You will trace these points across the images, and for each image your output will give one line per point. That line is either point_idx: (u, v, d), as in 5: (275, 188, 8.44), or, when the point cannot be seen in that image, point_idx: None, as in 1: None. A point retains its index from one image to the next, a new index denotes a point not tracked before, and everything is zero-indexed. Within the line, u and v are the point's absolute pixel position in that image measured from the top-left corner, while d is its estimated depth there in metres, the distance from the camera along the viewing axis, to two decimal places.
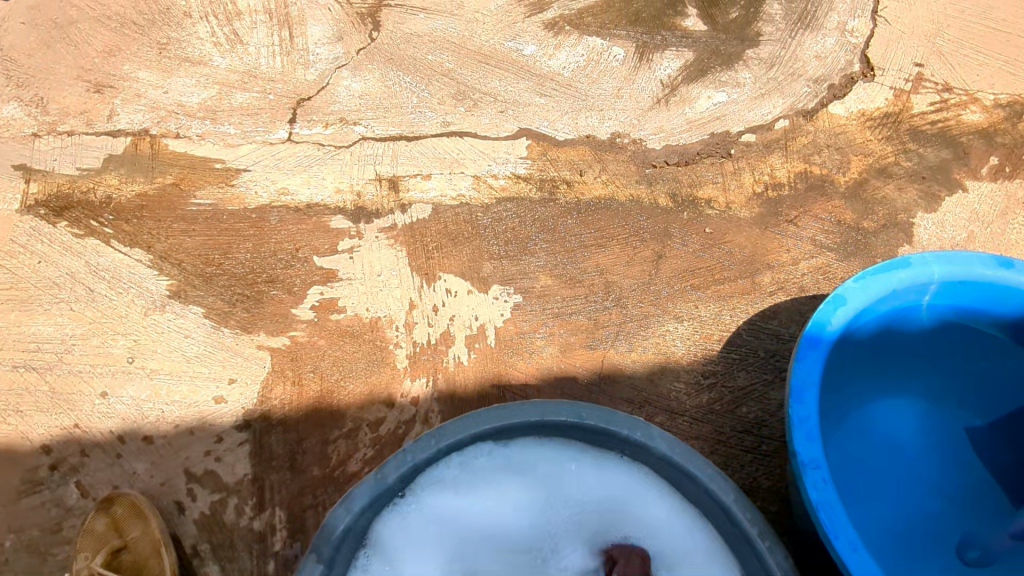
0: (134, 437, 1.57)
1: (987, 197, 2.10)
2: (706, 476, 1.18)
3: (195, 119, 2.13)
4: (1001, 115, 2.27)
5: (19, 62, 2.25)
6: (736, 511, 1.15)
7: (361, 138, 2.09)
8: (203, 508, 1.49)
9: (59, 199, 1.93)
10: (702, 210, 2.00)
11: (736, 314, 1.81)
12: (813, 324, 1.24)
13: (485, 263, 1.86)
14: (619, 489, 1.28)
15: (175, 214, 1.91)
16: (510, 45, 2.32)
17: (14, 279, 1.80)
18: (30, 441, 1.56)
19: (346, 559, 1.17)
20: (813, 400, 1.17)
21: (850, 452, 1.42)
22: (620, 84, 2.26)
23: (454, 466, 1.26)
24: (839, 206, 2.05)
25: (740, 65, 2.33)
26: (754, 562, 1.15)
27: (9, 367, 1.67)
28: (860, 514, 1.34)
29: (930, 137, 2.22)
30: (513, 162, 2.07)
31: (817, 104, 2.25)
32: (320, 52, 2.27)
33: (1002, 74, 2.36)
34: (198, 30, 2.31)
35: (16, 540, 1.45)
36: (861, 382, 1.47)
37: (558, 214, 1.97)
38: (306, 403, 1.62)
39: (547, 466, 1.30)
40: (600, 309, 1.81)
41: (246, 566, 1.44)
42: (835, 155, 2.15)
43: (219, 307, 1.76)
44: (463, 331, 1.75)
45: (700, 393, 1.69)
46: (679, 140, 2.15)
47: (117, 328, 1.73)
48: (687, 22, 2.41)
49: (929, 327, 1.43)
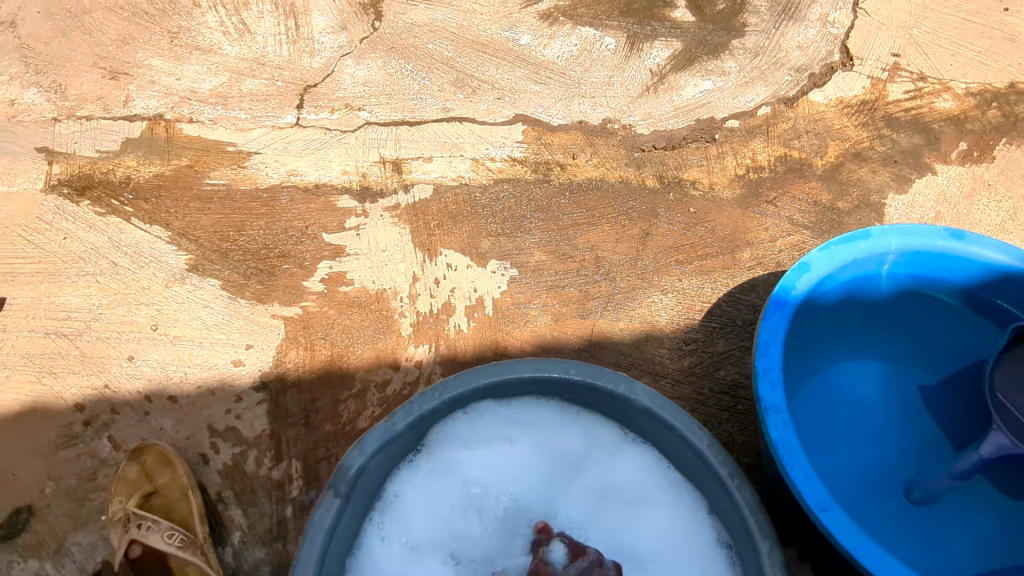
0: (160, 396, 1.68)
1: (955, 179, 2.24)
2: (683, 424, 1.32)
3: (207, 105, 2.24)
4: (971, 103, 2.42)
5: (36, 49, 2.38)
6: (709, 455, 1.28)
7: (365, 123, 2.21)
8: (226, 459, 1.60)
9: (81, 180, 2.05)
10: (687, 191, 2.14)
11: (717, 287, 1.94)
12: (780, 288, 1.36)
13: (483, 240, 1.99)
14: (608, 452, 1.45)
15: (191, 193, 2.04)
16: (507, 35, 2.44)
17: (41, 253, 1.92)
18: (64, 400, 1.66)
19: (359, 496, 1.30)
20: (776, 354, 1.30)
21: (817, 410, 1.54)
22: (611, 72, 2.38)
23: (459, 423, 1.43)
24: (816, 187, 2.19)
25: (725, 55, 2.45)
26: (724, 498, 1.29)
27: (41, 334, 1.77)
28: (824, 464, 1.47)
29: (904, 123, 2.36)
30: (509, 146, 2.19)
31: (798, 92, 2.39)
32: (325, 41, 2.39)
33: (974, 64, 2.53)
34: (207, 19, 2.44)
35: (56, 487, 1.53)
36: (826, 346, 1.59)
37: (552, 195, 2.10)
38: (318, 366, 1.74)
39: (541, 426, 1.46)
40: (590, 282, 1.94)
41: (266, 510, 1.54)
42: (813, 140, 2.28)
43: (235, 280, 1.88)
44: (462, 301, 1.88)
45: (682, 358, 1.81)
46: (666, 125, 2.27)
47: (141, 299, 1.85)
48: (676, 13, 2.54)
49: (888, 295, 1.57)
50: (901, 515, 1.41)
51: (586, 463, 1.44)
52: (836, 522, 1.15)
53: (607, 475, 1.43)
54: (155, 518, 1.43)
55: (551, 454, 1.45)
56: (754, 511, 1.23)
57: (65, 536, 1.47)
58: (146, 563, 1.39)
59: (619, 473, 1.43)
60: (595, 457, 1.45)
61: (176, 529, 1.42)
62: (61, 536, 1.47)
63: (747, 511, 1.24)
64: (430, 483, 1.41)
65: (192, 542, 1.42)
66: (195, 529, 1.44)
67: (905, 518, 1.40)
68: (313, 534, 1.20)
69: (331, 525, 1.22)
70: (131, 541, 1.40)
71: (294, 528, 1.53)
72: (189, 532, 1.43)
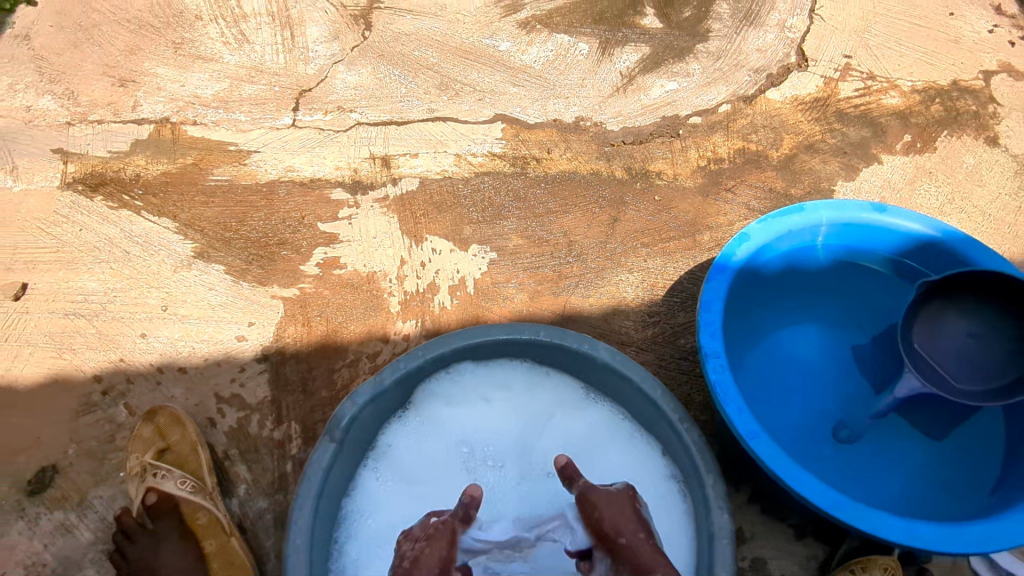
0: (171, 368, 1.84)
1: (899, 168, 2.44)
2: (639, 377, 1.49)
3: (210, 109, 2.43)
4: (917, 99, 2.63)
5: (50, 60, 2.56)
6: (661, 403, 1.46)
7: (356, 123, 2.40)
8: (231, 422, 1.76)
9: (94, 178, 2.23)
10: (653, 181, 2.32)
11: (679, 266, 2.13)
12: (722, 255, 1.54)
13: (465, 227, 2.17)
14: (576, 409, 1.62)
15: (196, 189, 2.21)
16: (487, 42, 2.65)
17: (59, 244, 2.09)
18: (83, 372, 1.82)
19: (352, 444, 1.46)
20: (718, 311, 1.48)
21: (764, 368, 1.71)
22: (584, 75, 2.58)
23: (442, 382, 1.60)
24: (771, 176, 2.38)
25: (690, 58, 2.66)
26: (676, 442, 1.46)
27: (61, 315, 1.94)
28: (770, 415, 1.64)
29: (853, 118, 2.56)
30: (490, 142, 2.38)
31: (757, 91, 2.59)
32: (319, 50, 2.59)
33: (920, 64, 2.74)
34: (208, 31, 2.64)
35: (77, 448, 1.68)
36: (771, 312, 1.77)
37: (529, 186, 2.28)
38: (315, 340, 1.91)
39: (515, 385, 1.63)
40: (563, 264, 2.12)
41: (269, 466, 1.70)
42: (769, 134, 2.48)
43: (238, 265, 2.05)
44: (446, 281, 2.05)
45: (646, 329, 1.99)
46: (634, 122, 2.47)
47: (151, 282, 2.02)
48: (645, 21, 2.76)
49: (824, 265, 1.75)
50: (836, 457, 1.58)
51: (557, 418, 1.61)
52: (766, 449, 1.31)
53: (575, 428, 1.60)
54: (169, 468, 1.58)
55: (526, 411, 1.62)
56: (700, 450, 1.40)
57: (87, 490, 1.62)
58: (161, 506, 1.53)
59: (586, 425, 1.60)
60: (565, 414, 1.62)
61: (188, 477, 1.57)
62: (85, 489, 1.62)
63: (694, 450, 1.41)
64: (416, 435, 1.57)
65: (203, 490, 1.57)
66: (203, 479, 1.59)
67: (839, 460, 1.57)
68: (311, 473, 1.36)
69: (327, 466, 1.38)
70: (148, 488, 1.55)
71: (293, 482, 1.69)
72: (199, 480, 1.58)
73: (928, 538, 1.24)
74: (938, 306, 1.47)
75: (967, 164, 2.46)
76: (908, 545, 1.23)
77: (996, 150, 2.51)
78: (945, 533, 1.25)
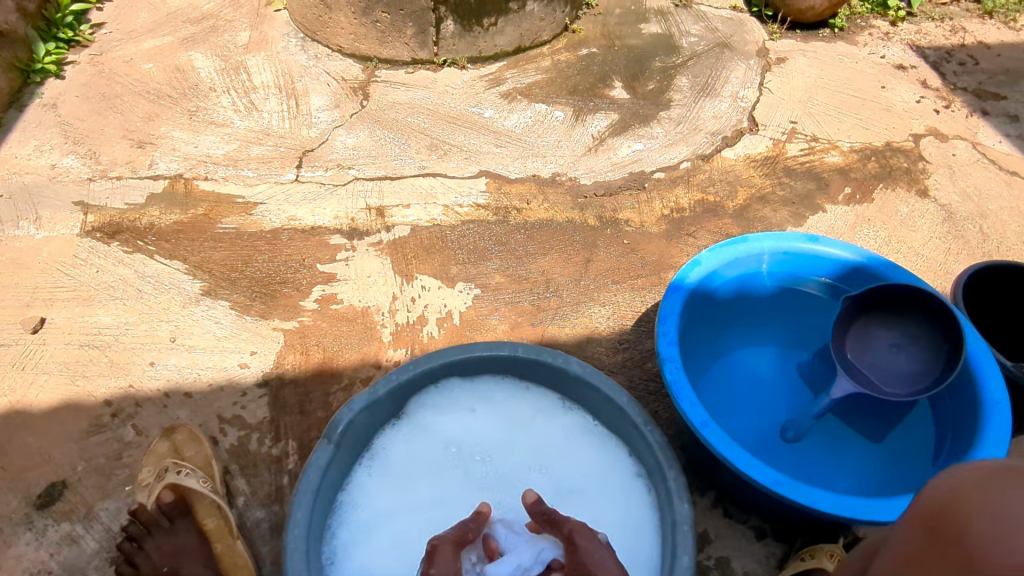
0: (177, 393, 1.99)
1: (841, 216, 2.72)
2: (607, 386, 1.66)
3: (220, 167, 2.68)
4: (855, 157, 2.96)
5: (75, 125, 2.82)
6: (627, 407, 1.62)
7: (354, 178, 2.66)
8: (233, 440, 1.89)
9: (111, 226, 2.44)
10: (622, 228, 2.57)
11: (646, 300, 2.34)
12: (676, 277, 1.75)
13: (452, 267, 2.38)
14: (553, 416, 1.79)
15: (205, 235, 2.42)
16: (473, 110, 2.99)
17: (76, 283, 2.26)
18: (94, 398, 1.96)
19: (347, 447, 1.61)
20: (674, 322, 1.67)
21: (720, 382, 1.93)
22: (560, 137, 2.90)
23: (431, 394, 1.78)
24: (727, 223, 2.65)
25: (654, 123, 3.00)
26: (640, 441, 1.61)
27: (76, 346, 2.10)
28: (728, 423, 1.84)
29: (800, 173, 2.86)
30: (475, 195, 2.64)
31: (713, 150, 2.91)
32: (321, 116, 2.91)
33: (857, 128, 3.10)
34: (222, 101, 2.95)
35: (87, 465, 1.81)
36: (724, 333, 2.00)
37: (510, 231, 2.52)
38: (312, 366, 2.07)
39: (498, 396, 1.81)
40: (540, 298, 2.33)
41: (266, 479, 1.82)
42: (725, 187, 2.77)
43: (242, 301, 2.24)
44: (434, 314, 2.24)
45: (616, 354, 2.18)
46: (605, 177, 2.76)
47: (162, 316, 2.19)
48: (613, 92, 3.12)
49: (771, 290, 1.98)
50: (788, 457, 1.77)
51: (533, 427, 1.79)
52: (715, 435, 1.45)
53: (552, 429, 1.78)
54: (192, 468, 1.73)
55: (508, 418, 1.80)
56: (662, 449, 1.54)
57: (94, 502, 1.74)
58: (178, 504, 1.65)
59: (562, 432, 1.78)
60: (542, 421, 1.79)
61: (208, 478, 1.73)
62: (92, 502, 1.74)
63: (657, 449, 1.55)
64: (409, 440, 1.75)
65: (215, 491, 1.72)
66: (216, 483, 1.74)
67: (789, 460, 1.77)
68: (310, 473, 1.50)
69: (325, 466, 1.52)
70: (169, 485, 1.67)
71: (289, 495, 1.80)
72: (215, 483, 1.74)
73: (858, 509, 1.35)
74: (867, 320, 1.69)
75: (901, 213, 2.75)
76: (843, 513, 1.34)
77: (927, 201, 2.81)
78: (876, 503, 1.36)
